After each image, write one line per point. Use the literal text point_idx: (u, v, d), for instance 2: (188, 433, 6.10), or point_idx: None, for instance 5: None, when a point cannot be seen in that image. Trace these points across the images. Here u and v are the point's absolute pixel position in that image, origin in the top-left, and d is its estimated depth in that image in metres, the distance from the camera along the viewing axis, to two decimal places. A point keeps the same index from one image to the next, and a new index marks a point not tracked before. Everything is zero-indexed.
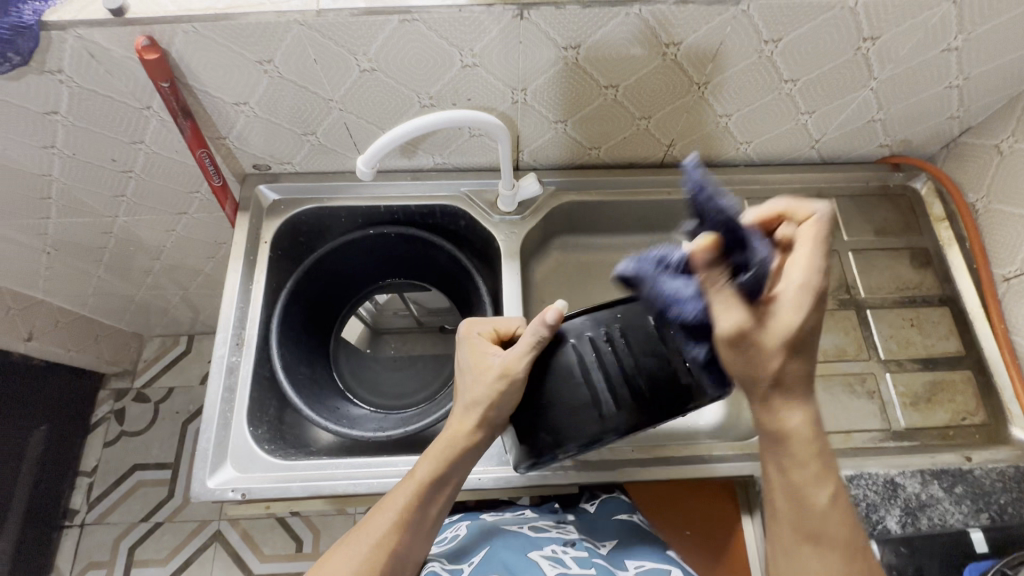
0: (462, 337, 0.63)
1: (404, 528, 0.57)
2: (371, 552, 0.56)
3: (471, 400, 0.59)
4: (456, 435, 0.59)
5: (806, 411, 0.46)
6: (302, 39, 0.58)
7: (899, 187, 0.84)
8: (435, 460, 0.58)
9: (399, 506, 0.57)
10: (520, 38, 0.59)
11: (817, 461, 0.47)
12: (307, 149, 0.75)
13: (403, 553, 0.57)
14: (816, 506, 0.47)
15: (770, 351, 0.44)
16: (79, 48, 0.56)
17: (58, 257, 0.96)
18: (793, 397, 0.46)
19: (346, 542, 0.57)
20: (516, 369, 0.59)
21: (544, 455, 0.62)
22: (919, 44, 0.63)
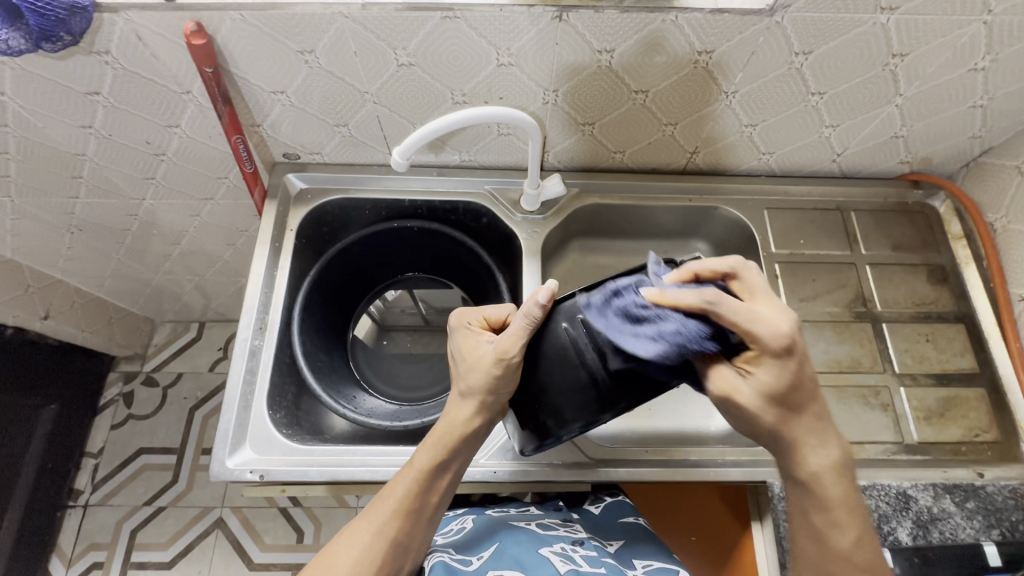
0: (454, 328, 0.61)
1: (405, 517, 0.57)
2: (372, 542, 0.56)
3: (466, 387, 0.59)
4: (453, 423, 0.59)
5: (832, 456, 0.52)
6: (345, 31, 0.59)
7: (917, 204, 0.86)
8: (434, 447, 0.59)
9: (399, 495, 0.58)
10: (558, 39, 0.61)
11: (842, 509, 0.52)
12: (337, 139, 0.76)
13: (405, 541, 0.57)
14: (839, 546, 0.53)
15: (800, 398, 0.50)
16: (127, 31, 0.58)
17: (81, 237, 0.98)
18: (823, 441, 0.52)
19: (348, 532, 0.58)
20: (511, 354, 0.56)
21: (546, 438, 0.60)
22: (947, 63, 0.64)
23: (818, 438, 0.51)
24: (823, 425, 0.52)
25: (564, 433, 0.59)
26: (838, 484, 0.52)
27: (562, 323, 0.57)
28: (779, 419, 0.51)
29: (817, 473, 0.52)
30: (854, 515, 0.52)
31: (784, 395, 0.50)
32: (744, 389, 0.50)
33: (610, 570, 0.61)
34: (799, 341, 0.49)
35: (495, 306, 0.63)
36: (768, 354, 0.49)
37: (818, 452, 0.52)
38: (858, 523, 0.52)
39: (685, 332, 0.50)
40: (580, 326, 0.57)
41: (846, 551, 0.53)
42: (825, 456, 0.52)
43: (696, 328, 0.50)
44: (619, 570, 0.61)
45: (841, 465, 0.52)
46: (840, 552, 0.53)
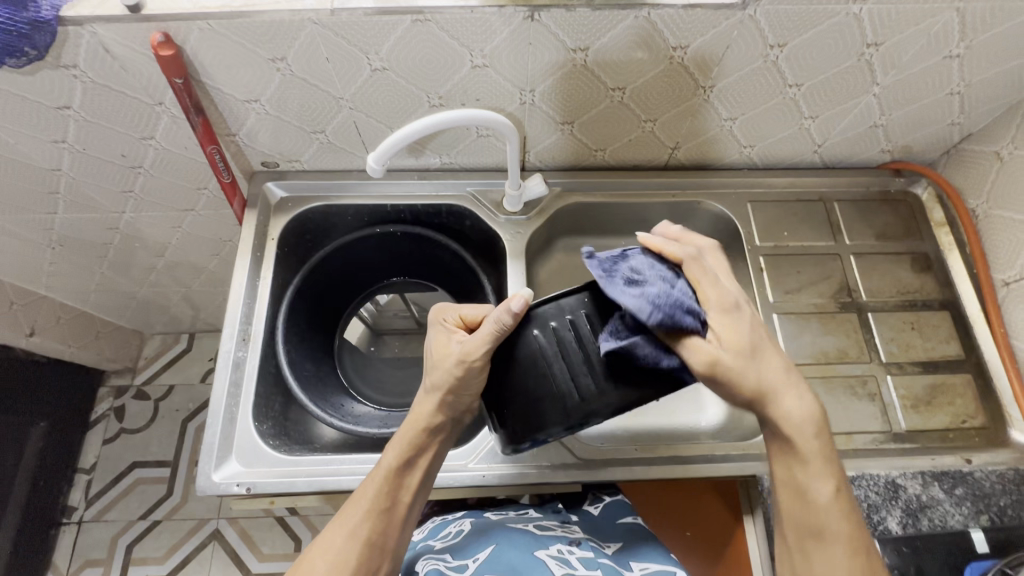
0: (431, 323, 0.62)
1: (378, 516, 0.56)
2: (346, 542, 0.55)
3: (429, 383, 0.59)
4: (418, 420, 0.59)
5: (807, 410, 0.54)
6: (315, 38, 0.58)
7: (900, 192, 0.86)
8: (401, 446, 0.58)
9: (371, 493, 0.57)
10: (530, 39, 0.60)
11: (823, 462, 0.53)
12: (315, 147, 0.75)
13: (380, 543, 0.56)
14: (818, 498, 0.53)
15: (768, 353, 0.55)
16: (94, 43, 0.57)
17: (62, 252, 0.96)
18: (796, 392, 0.54)
19: (321, 538, 0.56)
20: (472, 355, 0.57)
21: (524, 441, 0.61)
22: (923, 50, 0.64)
23: (787, 392, 0.54)
24: (791, 377, 0.55)
25: (545, 436, 0.60)
26: (810, 433, 0.53)
27: (533, 330, 0.59)
28: (756, 378, 0.53)
29: (793, 425, 0.53)
30: (830, 464, 0.53)
31: (749, 347, 0.54)
32: (723, 353, 0.53)
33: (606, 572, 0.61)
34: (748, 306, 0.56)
35: (473, 305, 0.62)
36: (723, 313, 0.55)
37: (792, 408, 0.53)
38: (834, 473, 0.53)
39: (667, 297, 0.54)
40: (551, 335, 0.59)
41: (827, 502, 0.53)
42: (796, 409, 0.53)
43: (682, 303, 0.54)
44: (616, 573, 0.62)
45: (818, 418, 0.54)
46: (820, 504, 0.53)
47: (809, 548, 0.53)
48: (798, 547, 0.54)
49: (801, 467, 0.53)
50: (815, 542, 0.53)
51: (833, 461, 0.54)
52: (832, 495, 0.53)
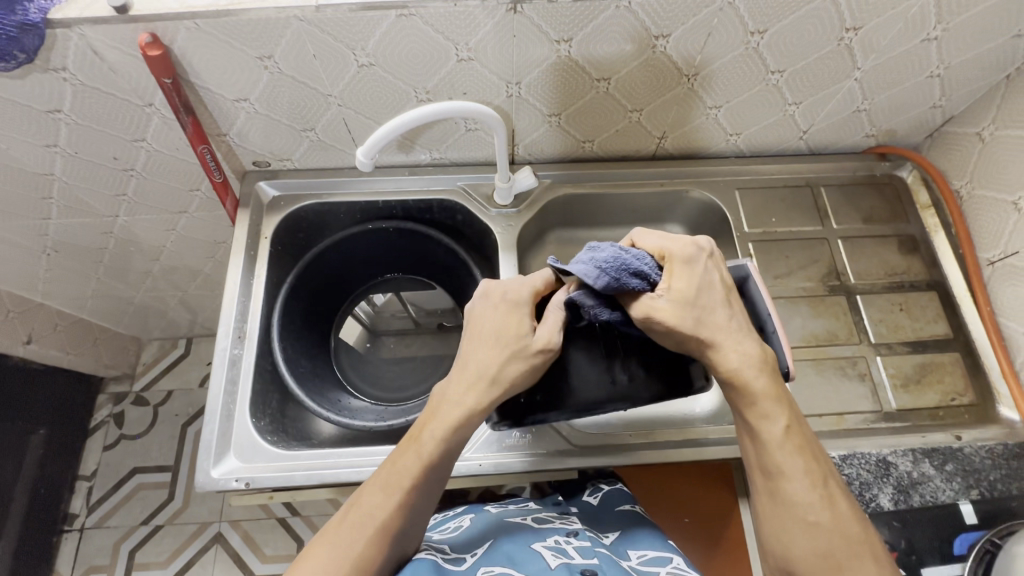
0: (492, 301, 0.61)
1: (406, 507, 0.55)
2: (374, 534, 0.53)
3: (497, 371, 0.58)
4: (468, 406, 0.57)
5: (749, 352, 0.55)
6: (302, 35, 0.59)
7: (885, 175, 0.87)
8: (440, 434, 0.56)
9: (404, 483, 0.55)
10: (514, 32, 0.61)
11: (775, 399, 0.53)
12: (306, 145, 0.76)
13: (404, 531, 0.55)
14: (771, 434, 0.52)
15: (712, 301, 0.56)
16: (83, 45, 0.58)
17: (57, 259, 0.97)
18: (736, 337, 0.55)
19: (341, 523, 0.54)
20: (551, 343, 0.59)
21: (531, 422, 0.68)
22: (901, 34, 0.65)
23: (725, 332, 0.55)
24: (732, 321, 0.56)
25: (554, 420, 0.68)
26: (758, 374, 0.54)
27: (599, 323, 0.60)
28: (694, 321, 0.55)
29: (736, 368, 0.54)
30: (781, 401, 0.53)
31: (694, 298, 0.56)
32: (660, 304, 0.56)
33: (603, 560, 0.59)
34: (707, 259, 0.58)
35: (532, 278, 0.63)
36: (680, 265, 0.58)
37: (732, 347, 0.55)
38: (785, 410, 0.53)
39: (614, 260, 0.57)
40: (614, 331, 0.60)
41: (781, 438, 0.52)
42: (734, 350, 0.55)
43: (626, 267, 0.57)
44: (613, 561, 0.60)
45: (762, 359, 0.55)
46: (773, 440, 0.52)
47: (782, 489, 0.51)
48: (763, 486, 0.53)
49: (752, 405, 0.53)
50: (780, 479, 0.51)
51: (786, 399, 0.53)
52: (786, 431, 0.52)
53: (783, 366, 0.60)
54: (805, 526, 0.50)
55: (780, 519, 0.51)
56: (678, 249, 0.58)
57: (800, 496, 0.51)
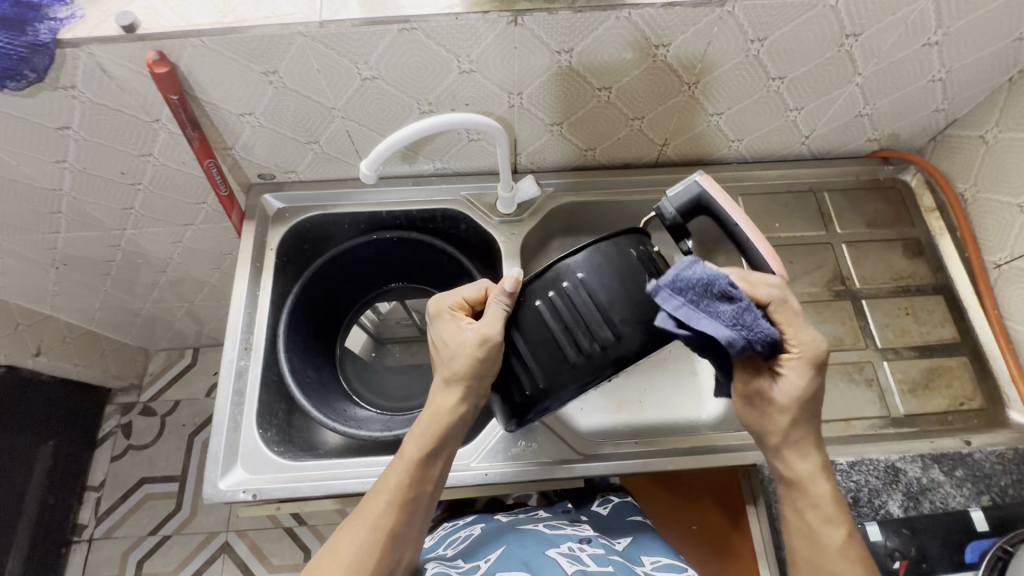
0: (434, 316, 0.61)
1: (399, 509, 0.56)
2: (369, 536, 0.55)
3: (450, 373, 0.59)
4: (439, 412, 0.59)
5: (817, 460, 0.56)
6: (305, 50, 0.60)
7: (888, 179, 0.87)
8: (422, 437, 0.59)
9: (393, 486, 0.57)
10: (515, 43, 0.62)
11: (833, 507, 0.55)
12: (310, 157, 0.77)
13: (402, 534, 0.57)
14: (829, 543, 0.54)
15: (810, 409, 0.55)
16: (92, 64, 0.59)
17: (65, 272, 0.98)
18: (806, 446, 0.56)
19: (343, 532, 0.56)
20: (494, 336, 0.58)
21: (529, 413, 0.61)
22: (901, 39, 0.65)
23: (806, 445, 0.56)
24: (816, 433, 0.56)
25: (550, 405, 0.60)
26: (821, 482, 0.55)
27: (546, 295, 0.58)
28: (790, 423, 0.55)
29: (804, 475, 0.56)
30: (840, 508, 0.55)
31: (803, 401, 0.54)
32: (773, 390, 0.55)
33: (618, 568, 0.59)
34: (824, 364, 0.54)
35: (471, 285, 0.62)
36: (801, 366, 0.53)
37: (809, 456, 0.56)
38: (846, 519, 0.55)
39: (756, 326, 0.50)
40: (563, 298, 0.58)
41: (840, 548, 0.54)
42: (811, 457, 0.56)
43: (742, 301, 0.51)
44: (628, 569, 0.59)
45: (825, 464, 0.56)
46: (829, 551, 0.54)
47: None
48: None
49: (813, 511, 0.55)
50: None
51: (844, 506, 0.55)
52: (844, 542, 0.54)
53: (769, 268, 0.59)
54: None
55: None
56: (799, 324, 0.53)
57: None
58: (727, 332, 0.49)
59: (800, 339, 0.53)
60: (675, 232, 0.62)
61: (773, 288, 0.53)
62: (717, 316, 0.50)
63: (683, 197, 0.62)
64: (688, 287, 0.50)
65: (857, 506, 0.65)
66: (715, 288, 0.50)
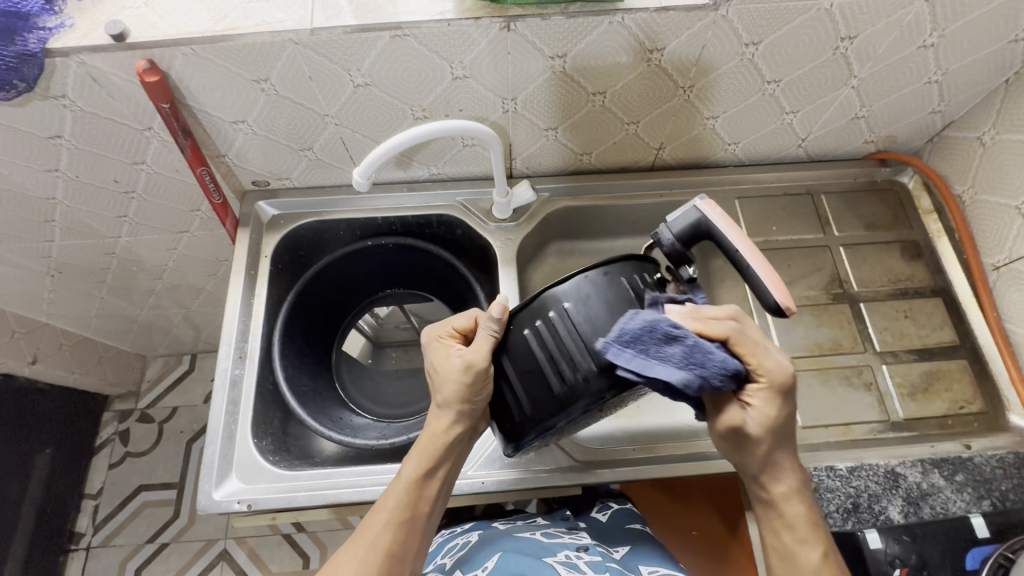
0: (426, 345, 0.61)
1: (399, 529, 0.56)
2: (367, 558, 0.54)
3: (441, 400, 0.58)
4: (435, 434, 0.59)
5: (793, 482, 0.55)
6: (297, 58, 0.60)
7: (886, 181, 0.86)
8: (420, 458, 0.58)
9: (390, 506, 0.57)
10: (508, 49, 0.61)
11: (807, 527, 0.54)
12: (304, 164, 0.77)
13: (402, 555, 0.56)
14: (807, 564, 0.53)
15: (784, 436, 0.53)
16: (82, 73, 0.58)
17: (60, 279, 0.97)
18: (786, 469, 0.54)
19: (343, 554, 0.56)
20: (478, 364, 0.56)
21: (529, 437, 0.57)
22: (897, 41, 0.65)
23: (785, 469, 0.54)
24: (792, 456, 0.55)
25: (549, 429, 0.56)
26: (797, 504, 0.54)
27: (532, 322, 0.56)
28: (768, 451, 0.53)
29: (781, 499, 0.55)
30: (815, 529, 0.54)
31: (779, 429, 0.52)
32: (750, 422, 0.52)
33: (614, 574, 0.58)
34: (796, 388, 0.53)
35: (461, 313, 0.62)
36: (774, 394, 0.51)
37: (786, 478, 0.54)
38: (820, 538, 0.54)
39: (711, 363, 0.48)
40: (550, 324, 0.55)
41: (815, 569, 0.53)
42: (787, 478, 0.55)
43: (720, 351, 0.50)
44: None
45: (803, 486, 0.55)
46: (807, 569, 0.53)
47: None
48: None
49: (788, 531, 0.54)
50: None
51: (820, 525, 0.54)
52: (819, 562, 0.53)
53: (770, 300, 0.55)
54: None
55: None
56: (766, 349, 0.51)
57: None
58: (680, 376, 0.47)
59: (771, 367, 0.51)
60: (674, 259, 0.61)
61: (729, 322, 0.51)
62: (662, 362, 0.48)
63: (683, 221, 0.60)
64: (625, 338, 0.48)
65: (857, 512, 0.65)
66: (656, 333, 0.48)
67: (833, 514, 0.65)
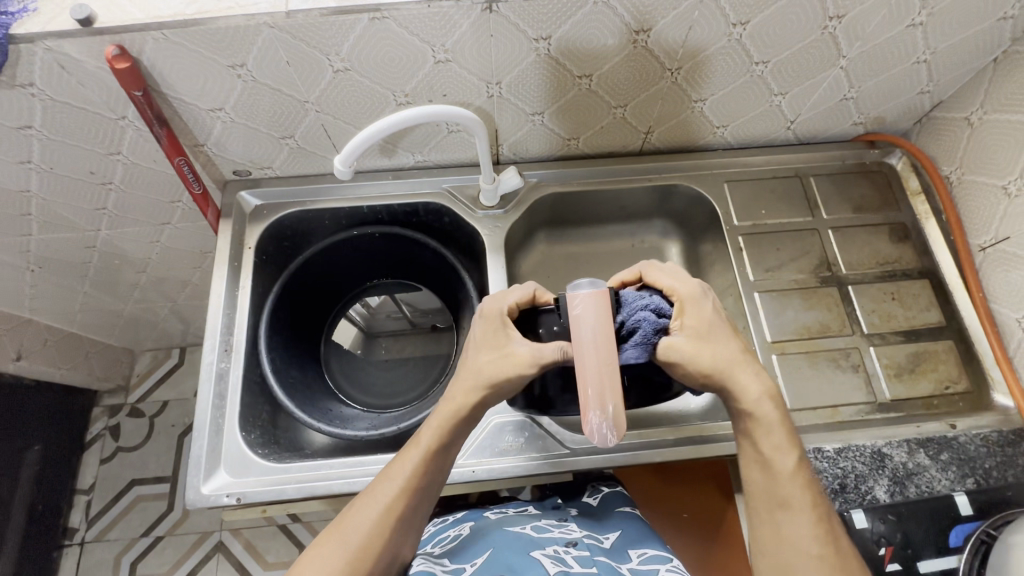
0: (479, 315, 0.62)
1: (411, 495, 0.56)
2: (379, 521, 0.54)
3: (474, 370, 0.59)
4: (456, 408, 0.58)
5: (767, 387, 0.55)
6: (273, 42, 0.58)
7: (875, 163, 0.86)
8: (438, 426, 0.58)
9: (405, 471, 0.56)
10: (491, 32, 0.60)
11: (787, 435, 0.54)
12: (286, 152, 0.75)
13: (409, 519, 0.56)
14: (784, 471, 0.53)
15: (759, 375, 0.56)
16: (49, 60, 0.56)
17: (42, 274, 0.95)
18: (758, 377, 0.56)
19: (347, 517, 0.55)
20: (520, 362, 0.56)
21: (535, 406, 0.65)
22: (885, 20, 0.64)
23: (749, 378, 0.55)
24: (745, 360, 0.56)
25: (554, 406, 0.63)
26: (768, 411, 0.54)
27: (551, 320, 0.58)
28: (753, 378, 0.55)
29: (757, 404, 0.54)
30: (790, 435, 0.55)
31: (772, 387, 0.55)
32: (678, 338, 0.56)
33: (601, 569, 0.58)
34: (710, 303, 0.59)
35: (515, 291, 0.63)
36: (691, 303, 0.58)
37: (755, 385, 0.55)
38: (796, 447, 0.54)
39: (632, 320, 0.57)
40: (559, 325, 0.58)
41: (791, 474, 0.53)
42: (753, 383, 0.55)
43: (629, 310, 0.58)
44: (612, 568, 0.58)
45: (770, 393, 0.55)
46: (786, 475, 0.53)
47: (780, 519, 0.53)
48: (768, 521, 0.53)
49: (767, 440, 0.54)
50: (783, 510, 0.53)
51: (792, 432, 0.55)
52: (795, 468, 0.53)
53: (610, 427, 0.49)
54: (793, 556, 0.51)
55: (778, 547, 0.52)
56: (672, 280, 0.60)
57: (798, 532, 0.51)
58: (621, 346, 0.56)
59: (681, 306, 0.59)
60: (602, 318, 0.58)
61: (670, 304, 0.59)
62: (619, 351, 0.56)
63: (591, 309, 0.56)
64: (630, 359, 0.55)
65: (843, 492, 0.65)
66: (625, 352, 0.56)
67: None
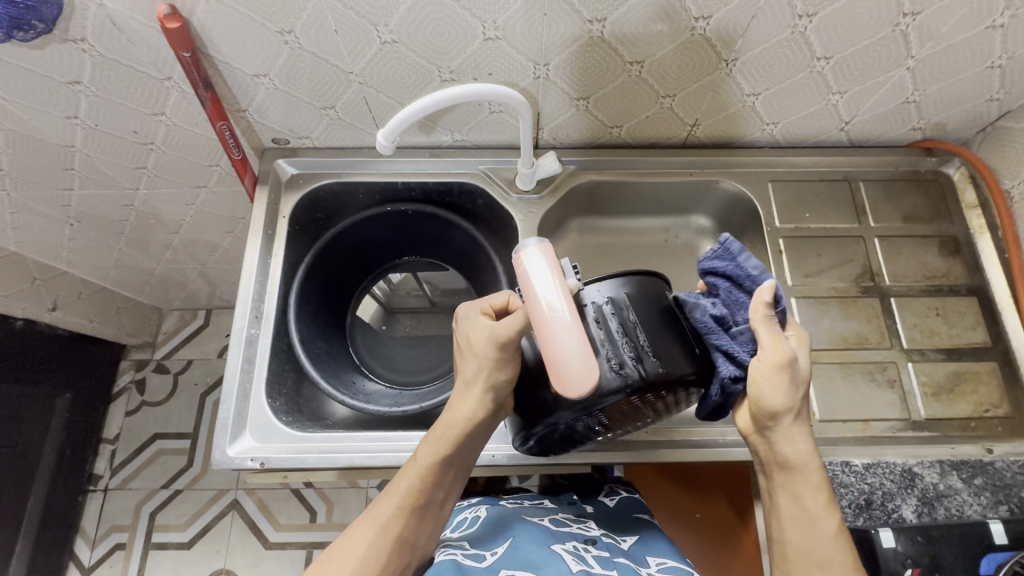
0: (460, 318, 0.61)
1: (410, 513, 0.57)
2: (377, 539, 0.55)
3: (470, 374, 0.58)
4: (456, 419, 0.58)
5: (808, 442, 0.54)
6: (323, 9, 0.57)
7: (930, 172, 0.82)
8: (439, 443, 0.58)
9: (403, 489, 0.57)
10: (544, 11, 0.58)
11: (823, 490, 0.53)
12: (325, 123, 0.75)
13: (409, 537, 0.57)
14: (824, 528, 0.51)
15: (792, 433, 0.54)
16: (101, 15, 0.57)
17: (79, 229, 0.97)
18: (797, 431, 0.54)
19: (346, 537, 0.56)
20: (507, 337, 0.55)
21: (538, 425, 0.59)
22: (963, 19, 0.60)
23: (794, 427, 0.54)
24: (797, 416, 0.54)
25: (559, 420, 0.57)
26: (810, 465, 0.53)
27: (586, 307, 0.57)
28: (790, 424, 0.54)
29: (794, 456, 0.53)
30: (828, 492, 0.53)
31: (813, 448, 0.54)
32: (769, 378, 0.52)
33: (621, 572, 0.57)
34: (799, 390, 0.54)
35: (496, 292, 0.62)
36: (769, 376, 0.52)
37: (799, 436, 0.54)
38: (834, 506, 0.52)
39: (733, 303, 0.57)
40: (603, 313, 0.56)
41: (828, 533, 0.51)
42: (800, 439, 0.54)
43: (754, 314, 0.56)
44: (632, 570, 0.58)
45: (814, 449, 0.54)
46: (823, 533, 0.51)
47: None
48: None
49: (808, 496, 0.52)
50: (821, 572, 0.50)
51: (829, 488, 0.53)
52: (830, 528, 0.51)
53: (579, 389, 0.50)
54: None
55: None
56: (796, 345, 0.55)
57: None
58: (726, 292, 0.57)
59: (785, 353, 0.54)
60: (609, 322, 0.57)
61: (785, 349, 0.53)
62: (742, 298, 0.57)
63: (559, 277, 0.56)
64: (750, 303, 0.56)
65: (869, 509, 0.65)
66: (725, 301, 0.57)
67: (845, 509, 0.65)
